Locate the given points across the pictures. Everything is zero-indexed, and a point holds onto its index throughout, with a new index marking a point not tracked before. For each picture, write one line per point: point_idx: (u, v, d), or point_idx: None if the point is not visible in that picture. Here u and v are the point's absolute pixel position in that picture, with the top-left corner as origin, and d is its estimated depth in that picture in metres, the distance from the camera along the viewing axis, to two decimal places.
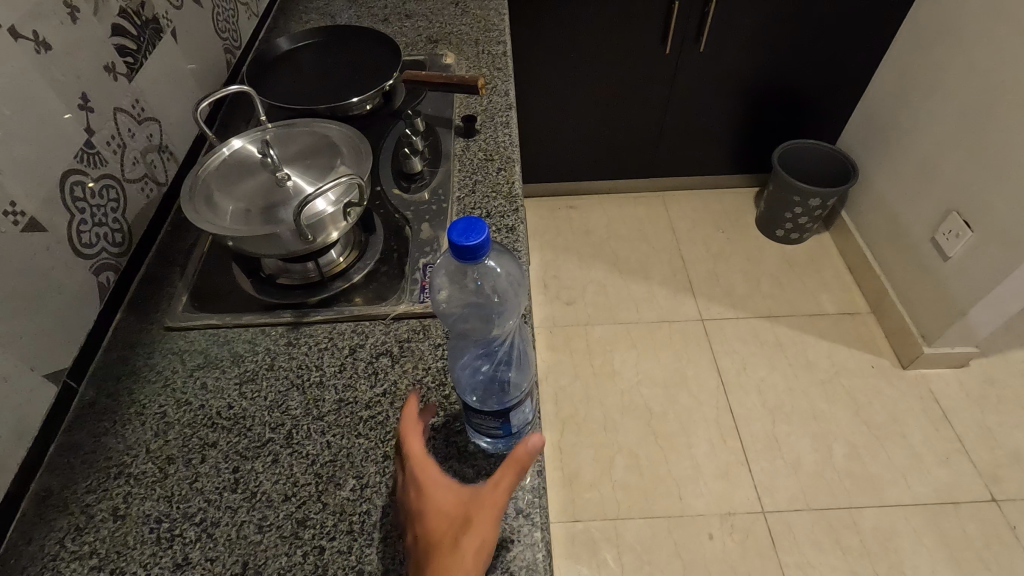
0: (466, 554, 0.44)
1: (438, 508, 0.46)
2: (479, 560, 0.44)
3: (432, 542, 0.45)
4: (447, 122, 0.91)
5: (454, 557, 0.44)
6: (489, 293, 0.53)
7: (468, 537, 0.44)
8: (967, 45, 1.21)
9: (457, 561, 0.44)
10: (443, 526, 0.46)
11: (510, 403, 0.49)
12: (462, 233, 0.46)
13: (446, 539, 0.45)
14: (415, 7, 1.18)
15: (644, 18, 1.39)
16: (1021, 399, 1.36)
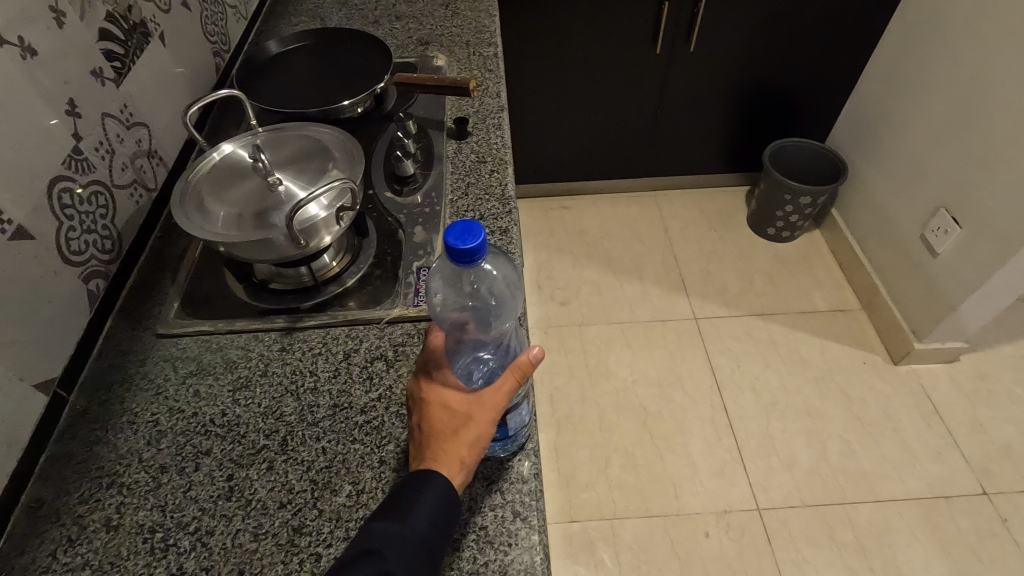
0: (466, 442, 0.47)
1: (446, 397, 0.49)
2: (476, 450, 0.47)
3: (433, 428, 0.48)
4: (439, 124, 0.91)
5: (454, 443, 0.47)
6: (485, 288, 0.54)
7: (468, 429, 0.47)
8: (954, 44, 1.23)
9: (455, 447, 0.47)
10: (445, 417, 0.48)
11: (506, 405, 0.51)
12: (459, 232, 0.46)
13: (447, 427, 0.48)
14: (406, 9, 1.18)
15: (635, 19, 1.39)
16: (1011, 394, 1.38)
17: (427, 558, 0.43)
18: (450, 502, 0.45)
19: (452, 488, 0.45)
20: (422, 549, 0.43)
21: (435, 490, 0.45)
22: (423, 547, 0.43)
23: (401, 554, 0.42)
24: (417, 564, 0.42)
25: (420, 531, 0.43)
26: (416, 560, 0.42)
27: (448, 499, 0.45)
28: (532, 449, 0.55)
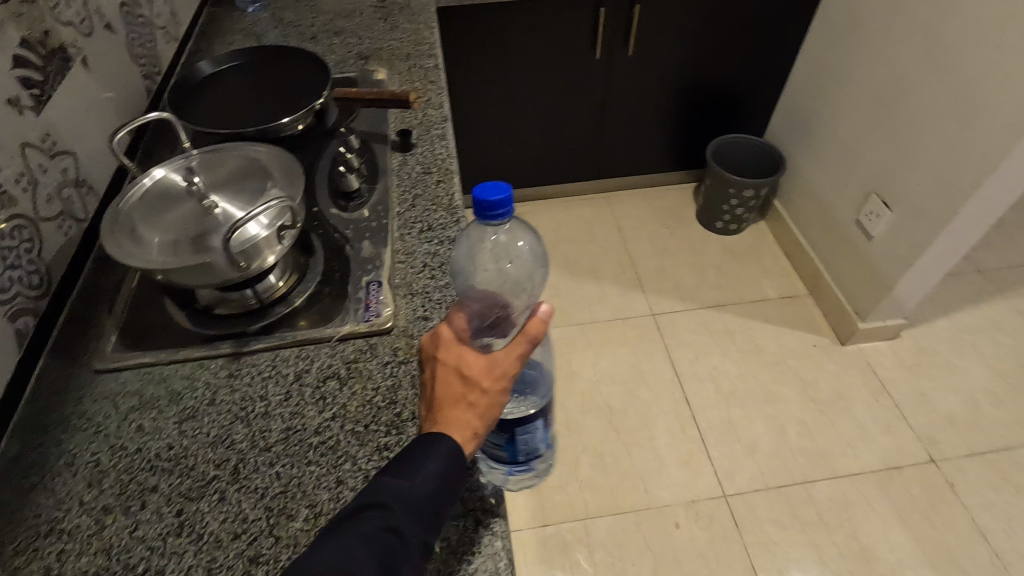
0: (480, 403, 0.48)
1: (459, 357, 0.50)
2: (485, 417, 0.48)
3: (444, 394, 0.49)
4: (382, 137, 0.90)
5: (465, 409, 0.48)
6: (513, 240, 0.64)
7: (479, 397, 0.48)
8: (873, 39, 1.30)
9: (467, 414, 0.48)
10: (456, 383, 0.49)
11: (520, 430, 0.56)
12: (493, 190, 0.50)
13: (459, 394, 0.48)
14: (344, 24, 1.17)
15: (574, 26, 1.42)
16: (948, 364, 1.46)
17: (433, 515, 0.44)
18: (458, 465, 0.46)
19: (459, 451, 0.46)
20: (428, 508, 0.44)
21: (443, 451, 0.45)
22: (428, 507, 0.44)
23: (406, 512, 0.43)
24: (422, 519, 0.44)
25: (425, 493, 0.44)
26: (422, 517, 0.44)
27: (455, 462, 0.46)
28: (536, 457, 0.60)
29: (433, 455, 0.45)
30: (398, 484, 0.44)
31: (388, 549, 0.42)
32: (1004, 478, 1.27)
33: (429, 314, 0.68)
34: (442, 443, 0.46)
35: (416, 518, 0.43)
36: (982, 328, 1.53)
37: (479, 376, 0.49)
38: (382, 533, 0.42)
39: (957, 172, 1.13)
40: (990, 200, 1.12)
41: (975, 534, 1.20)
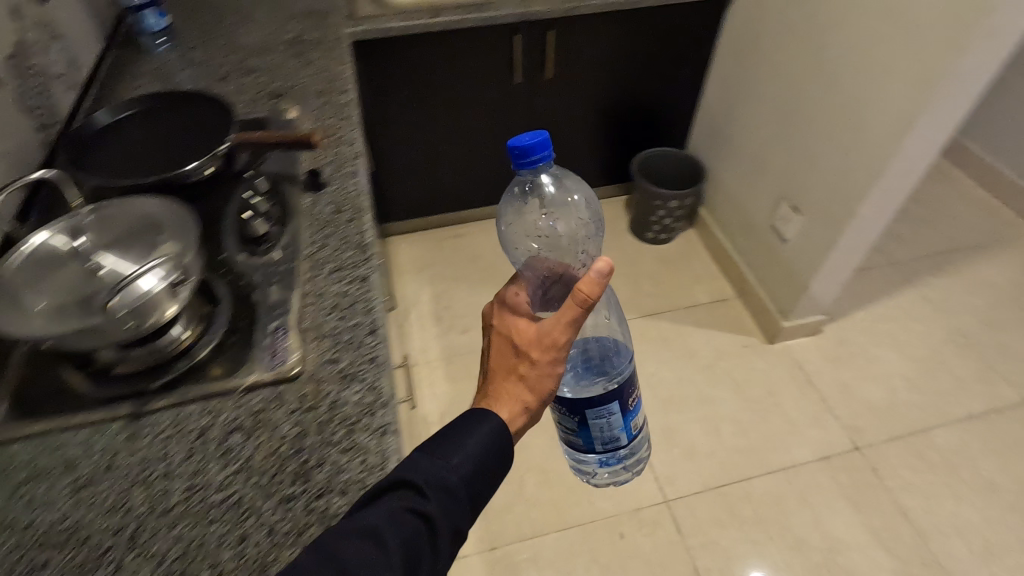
0: (528, 374, 0.63)
1: (515, 332, 0.65)
2: (532, 383, 0.63)
3: (503, 363, 0.65)
4: (292, 178, 0.90)
5: (516, 378, 0.63)
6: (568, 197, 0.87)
7: (527, 369, 0.63)
8: (771, 54, 1.38)
9: (518, 381, 0.63)
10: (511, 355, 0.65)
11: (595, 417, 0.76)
12: (525, 137, 0.60)
13: (513, 364, 0.64)
14: (256, 61, 1.16)
15: (491, 53, 1.44)
16: (867, 354, 1.55)
17: (457, 506, 0.54)
18: (501, 436, 0.59)
19: (504, 424, 0.60)
20: (454, 496, 0.54)
21: (486, 426, 0.58)
22: (455, 495, 0.54)
23: (437, 495, 0.53)
24: (447, 506, 0.53)
25: (455, 482, 0.54)
26: (447, 505, 0.53)
27: (497, 435, 0.58)
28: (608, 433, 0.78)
29: (471, 440, 0.57)
30: (432, 469, 0.54)
31: (415, 530, 0.51)
32: (922, 459, 1.35)
33: (338, 357, 0.68)
34: (481, 429, 0.58)
35: (442, 506, 0.53)
36: (896, 317, 1.63)
37: (529, 349, 0.63)
38: (409, 515, 0.51)
39: (852, 176, 1.20)
40: (882, 201, 1.20)
41: (898, 515, 1.27)
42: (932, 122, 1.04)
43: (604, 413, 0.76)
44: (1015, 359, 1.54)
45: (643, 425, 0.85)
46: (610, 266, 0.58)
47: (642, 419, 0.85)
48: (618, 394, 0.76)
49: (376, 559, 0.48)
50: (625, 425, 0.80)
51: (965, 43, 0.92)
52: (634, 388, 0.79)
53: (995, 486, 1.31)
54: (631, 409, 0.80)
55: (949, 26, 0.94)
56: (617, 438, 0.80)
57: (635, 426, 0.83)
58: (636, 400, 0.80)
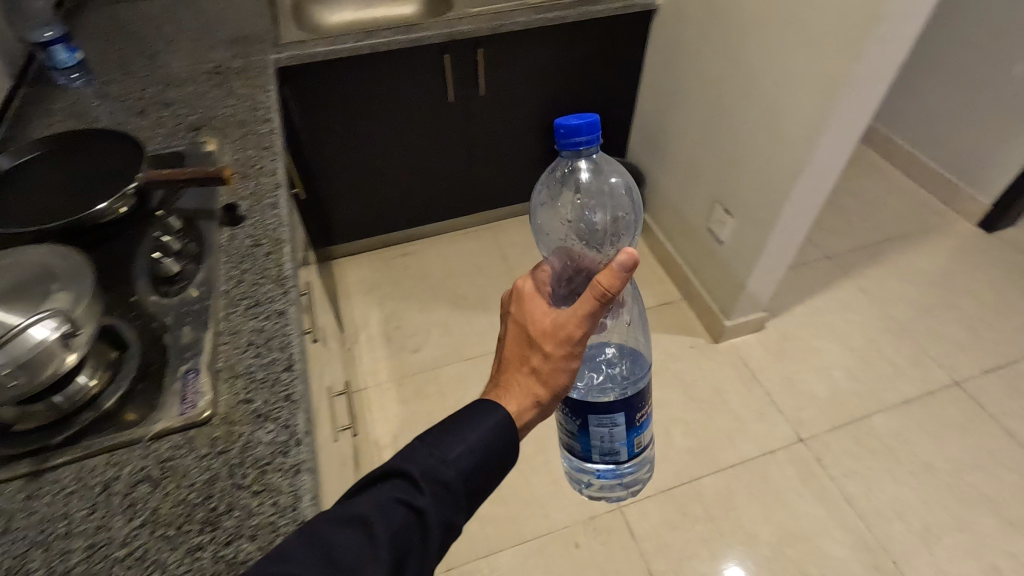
0: (541, 367, 0.64)
1: (530, 322, 0.66)
2: (545, 375, 0.64)
3: (519, 354, 0.66)
4: (209, 213, 0.88)
5: (531, 370, 0.65)
6: (606, 185, 0.91)
7: (541, 361, 0.64)
8: (695, 64, 1.41)
9: (532, 373, 0.65)
10: (525, 346, 0.66)
11: (597, 425, 0.75)
12: (572, 118, 0.64)
13: (528, 356, 0.65)
14: (175, 94, 1.14)
15: (422, 73, 1.45)
16: (808, 347, 1.60)
17: (451, 500, 0.56)
18: (507, 429, 0.61)
19: (510, 417, 0.62)
20: (449, 490, 0.56)
21: (491, 418, 0.61)
22: (451, 487, 0.56)
23: (432, 486, 0.55)
24: (441, 500, 0.56)
25: (452, 476, 0.56)
26: (441, 498, 0.56)
27: (503, 427, 0.61)
28: (606, 444, 0.77)
29: (476, 432, 0.59)
30: (430, 461, 0.57)
31: (406, 521, 0.53)
32: (862, 445, 1.40)
33: (253, 396, 0.67)
34: (487, 422, 0.60)
35: (436, 499, 0.55)
36: (834, 309, 1.69)
37: (542, 342, 0.64)
38: (402, 506, 0.54)
39: (774, 179, 1.25)
40: (803, 201, 1.24)
41: (842, 502, 1.31)
42: (841, 125, 1.09)
43: (608, 423, 0.75)
44: (946, 342, 1.61)
45: (647, 444, 0.83)
46: (633, 259, 0.57)
47: (646, 438, 0.83)
48: (625, 406, 0.74)
49: (365, 548, 0.51)
50: (628, 440, 0.78)
51: (859, 51, 0.97)
52: (644, 403, 0.77)
53: (932, 467, 1.36)
54: (637, 425, 0.78)
55: (847, 35, 0.98)
56: (616, 451, 0.79)
57: (638, 444, 0.81)
58: (643, 417, 0.78)
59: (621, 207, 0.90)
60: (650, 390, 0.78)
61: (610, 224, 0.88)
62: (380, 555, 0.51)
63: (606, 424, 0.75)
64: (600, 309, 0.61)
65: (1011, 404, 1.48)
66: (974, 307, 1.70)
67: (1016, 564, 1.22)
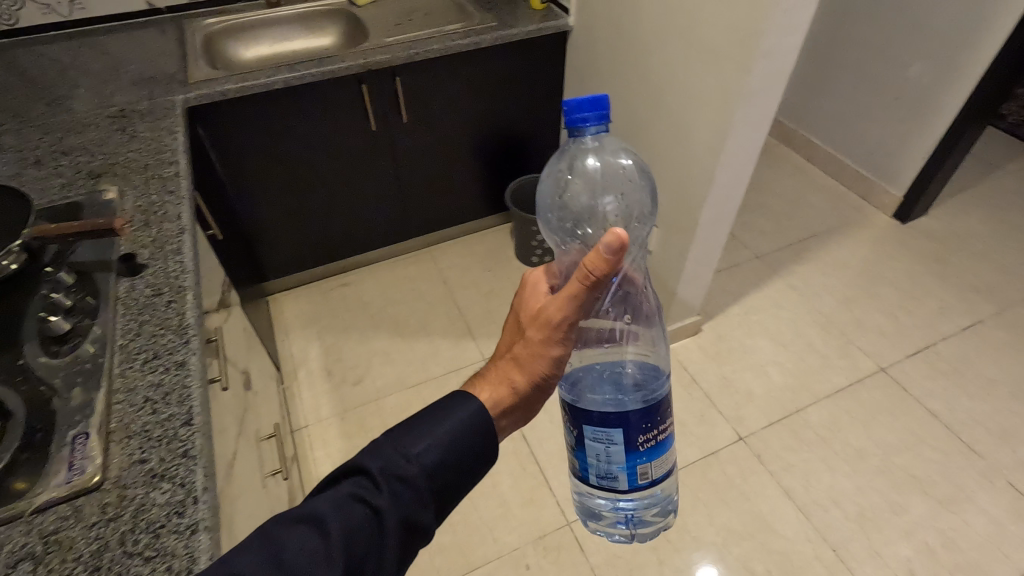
0: (521, 351, 0.68)
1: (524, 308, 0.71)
2: (526, 361, 0.68)
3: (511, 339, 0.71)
4: (106, 264, 0.85)
5: (516, 355, 0.69)
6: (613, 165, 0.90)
7: (524, 347, 0.68)
8: (608, 82, 1.46)
9: (516, 358, 0.69)
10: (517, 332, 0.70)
11: (588, 438, 0.66)
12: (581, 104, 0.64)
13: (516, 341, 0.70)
14: (75, 141, 1.10)
15: (341, 103, 1.44)
16: (742, 346, 1.65)
17: (415, 497, 0.58)
18: (481, 419, 0.63)
19: (485, 410, 0.63)
20: (408, 486, 0.57)
21: (464, 406, 0.62)
22: (410, 482, 0.57)
23: (388, 482, 0.57)
24: (400, 496, 0.57)
25: (413, 473, 0.58)
26: (402, 495, 0.57)
27: (476, 418, 0.62)
28: (603, 465, 0.67)
29: (446, 424, 0.61)
30: (392, 457, 0.58)
31: (359, 517, 0.55)
32: (798, 439, 1.44)
33: (148, 455, 0.65)
34: (456, 416, 0.62)
35: (395, 498, 0.57)
36: (766, 307, 1.75)
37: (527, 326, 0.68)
38: (360, 504, 0.56)
39: (690, 188, 1.29)
40: (719, 207, 1.29)
41: (782, 496, 1.34)
42: (743, 135, 1.14)
43: (604, 439, 0.65)
44: (870, 331, 1.69)
45: (658, 478, 0.70)
46: (616, 239, 0.58)
47: (658, 471, 0.70)
48: (625, 422, 0.63)
49: (315, 547, 0.52)
50: (628, 465, 0.66)
51: (748, 64, 1.01)
52: (655, 426, 0.65)
53: (864, 453, 1.42)
54: (641, 450, 0.66)
55: (737, 51, 1.03)
56: (615, 477, 0.68)
57: (646, 476, 0.69)
58: (652, 441, 0.66)
59: (631, 186, 0.90)
60: (661, 410, 0.66)
61: (622, 207, 0.89)
62: (330, 553, 0.52)
63: (601, 440, 0.65)
64: (580, 292, 0.63)
65: (933, 386, 1.55)
66: (894, 295, 1.78)
67: (946, 541, 1.27)
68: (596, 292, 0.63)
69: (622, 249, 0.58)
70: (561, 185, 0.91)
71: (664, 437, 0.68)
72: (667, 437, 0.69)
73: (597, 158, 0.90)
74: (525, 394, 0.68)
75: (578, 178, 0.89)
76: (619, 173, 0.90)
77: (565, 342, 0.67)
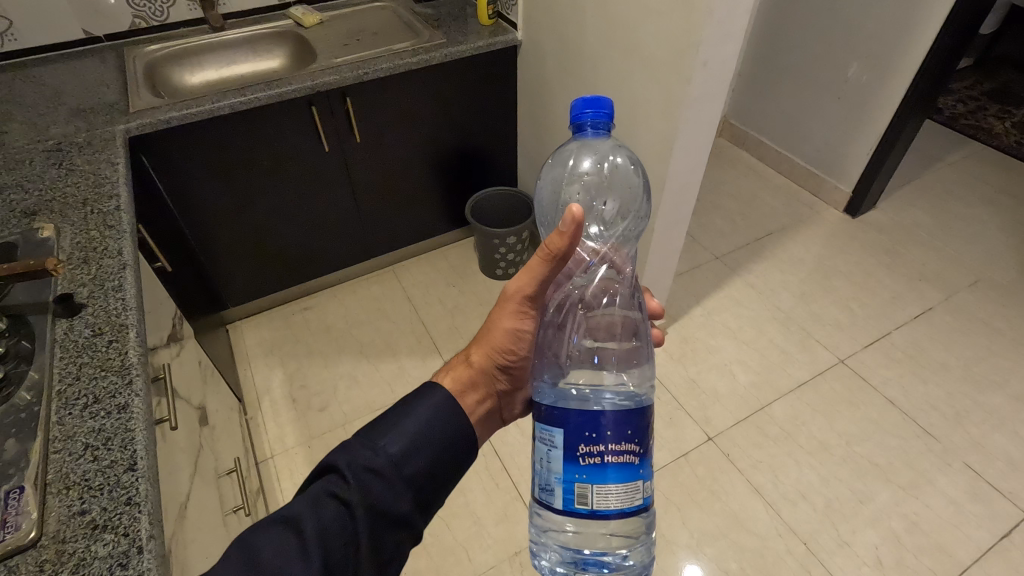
0: (488, 324, 0.72)
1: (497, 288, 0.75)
2: (488, 336, 0.71)
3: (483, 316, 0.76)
4: (42, 305, 0.81)
5: (482, 331, 0.73)
6: (606, 165, 0.91)
7: (490, 322, 0.72)
8: (558, 95, 1.47)
9: (482, 332, 0.73)
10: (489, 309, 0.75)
11: (536, 435, 0.64)
12: (583, 106, 0.66)
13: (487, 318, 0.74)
14: (7, 177, 1.06)
15: (291, 126, 1.43)
16: (706, 347, 1.67)
17: (388, 488, 0.55)
18: (449, 406, 0.61)
19: (452, 397, 0.62)
20: (380, 477, 0.55)
21: (430, 396, 0.61)
22: (381, 474, 0.55)
23: (357, 475, 0.55)
24: (373, 487, 0.55)
25: (382, 464, 0.55)
26: (374, 487, 0.55)
27: (443, 407, 0.60)
28: (544, 473, 0.63)
29: (415, 416, 0.59)
30: (360, 451, 0.56)
31: (333, 513, 0.53)
32: (764, 435, 1.47)
33: (88, 506, 0.62)
34: (424, 404, 0.60)
35: (367, 491, 0.55)
36: (726, 307, 1.78)
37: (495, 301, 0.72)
38: (334, 501, 0.54)
39: None
40: (672, 213, 1.31)
41: (751, 493, 1.36)
42: (689, 144, 1.16)
43: (547, 440, 0.62)
44: (827, 324, 1.73)
45: (601, 513, 0.60)
46: (569, 219, 0.60)
47: (605, 504, 0.60)
48: (565, 423, 0.60)
49: (291, 547, 0.51)
50: (566, 478, 0.61)
51: (688, 73, 1.04)
52: (601, 440, 0.59)
53: (827, 445, 1.45)
54: (581, 464, 0.60)
55: (676, 62, 1.05)
56: (552, 490, 0.62)
57: (585, 502, 0.60)
58: (596, 458, 0.59)
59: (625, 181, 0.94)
60: (611, 426, 0.59)
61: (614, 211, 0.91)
62: (307, 554, 0.50)
63: (544, 440, 0.63)
64: (539, 268, 0.66)
65: (889, 374, 1.60)
66: (848, 288, 1.84)
67: (909, 526, 1.31)
68: (553, 270, 0.65)
69: (576, 226, 0.60)
70: (560, 189, 0.92)
71: (615, 461, 0.60)
72: (625, 468, 0.60)
73: (591, 159, 0.91)
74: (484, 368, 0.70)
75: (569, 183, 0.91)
76: (612, 179, 0.91)
77: (526, 319, 0.70)
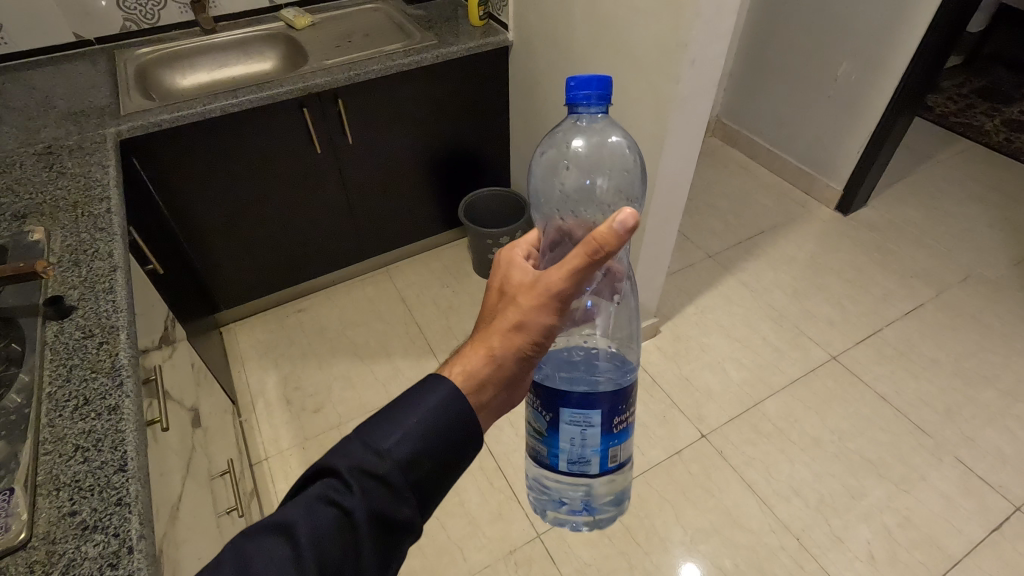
0: (506, 320, 0.63)
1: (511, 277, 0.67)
2: (505, 332, 0.63)
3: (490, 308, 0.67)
4: (32, 308, 0.81)
5: (496, 326, 0.64)
6: (602, 143, 0.91)
7: (507, 316, 0.63)
8: (549, 95, 1.48)
9: (494, 328, 0.64)
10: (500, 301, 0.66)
11: (564, 420, 0.65)
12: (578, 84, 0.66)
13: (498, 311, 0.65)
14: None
15: (282, 128, 1.43)
16: (700, 345, 1.68)
17: (390, 492, 0.54)
18: (456, 403, 0.58)
19: (459, 392, 0.59)
20: (382, 481, 0.54)
21: (436, 392, 0.58)
22: (384, 477, 0.54)
23: (359, 479, 0.54)
24: (374, 492, 0.54)
25: (385, 468, 0.54)
26: (376, 491, 0.54)
27: (451, 403, 0.58)
28: (576, 450, 0.67)
29: (418, 413, 0.57)
30: (363, 453, 0.55)
31: (330, 521, 0.52)
32: (757, 432, 1.48)
33: (79, 507, 0.62)
34: (429, 401, 0.58)
35: (367, 496, 0.54)
36: (719, 305, 1.79)
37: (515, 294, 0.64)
38: (331, 507, 0.53)
39: None
40: (663, 210, 1.32)
41: (745, 490, 1.37)
42: (678, 145, 1.17)
43: (581, 421, 0.65)
44: (820, 322, 1.74)
45: (622, 461, 0.71)
46: (634, 218, 0.57)
47: (623, 454, 0.71)
48: (605, 403, 0.64)
49: (284, 558, 0.50)
50: (602, 448, 0.67)
51: (676, 73, 1.04)
52: (628, 408, 0.67)
53: (820, 441, 1.46)
54: (615, 432, 0.67)
55: (665, 62, 1.06)
56: (587, 460, 0.68)
57: (615, 459, 0.69)
58: (625, 423, 0.67)
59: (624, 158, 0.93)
60: (635, 394, 0.67)
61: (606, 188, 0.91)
62: (303, 564, 0.50)
63: (579, 423, 0.65)
64: (586, 263, 0.60)
65: (881, 370, 1.61)
66: (840, 285, 1.85)
67: (901, 520, 1.32)
68: (599, 268, 0.61)
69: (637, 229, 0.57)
70: (553, 168, 0.91)
71: (633, 420, 0.69)
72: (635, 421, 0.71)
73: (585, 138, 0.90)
74: (503, 368, 0.62)
75: (561, 162, 0.91)
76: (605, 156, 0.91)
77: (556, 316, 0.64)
